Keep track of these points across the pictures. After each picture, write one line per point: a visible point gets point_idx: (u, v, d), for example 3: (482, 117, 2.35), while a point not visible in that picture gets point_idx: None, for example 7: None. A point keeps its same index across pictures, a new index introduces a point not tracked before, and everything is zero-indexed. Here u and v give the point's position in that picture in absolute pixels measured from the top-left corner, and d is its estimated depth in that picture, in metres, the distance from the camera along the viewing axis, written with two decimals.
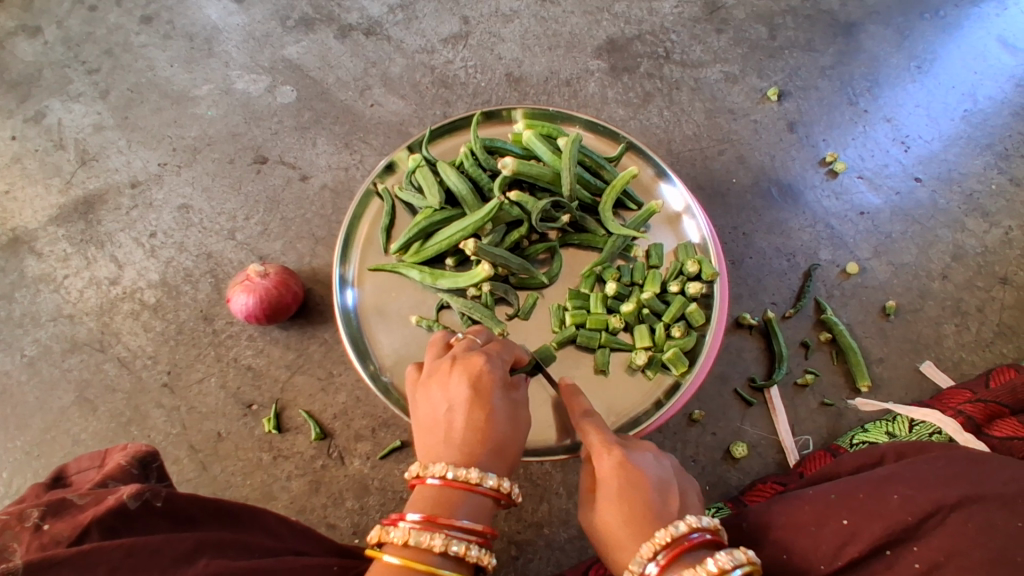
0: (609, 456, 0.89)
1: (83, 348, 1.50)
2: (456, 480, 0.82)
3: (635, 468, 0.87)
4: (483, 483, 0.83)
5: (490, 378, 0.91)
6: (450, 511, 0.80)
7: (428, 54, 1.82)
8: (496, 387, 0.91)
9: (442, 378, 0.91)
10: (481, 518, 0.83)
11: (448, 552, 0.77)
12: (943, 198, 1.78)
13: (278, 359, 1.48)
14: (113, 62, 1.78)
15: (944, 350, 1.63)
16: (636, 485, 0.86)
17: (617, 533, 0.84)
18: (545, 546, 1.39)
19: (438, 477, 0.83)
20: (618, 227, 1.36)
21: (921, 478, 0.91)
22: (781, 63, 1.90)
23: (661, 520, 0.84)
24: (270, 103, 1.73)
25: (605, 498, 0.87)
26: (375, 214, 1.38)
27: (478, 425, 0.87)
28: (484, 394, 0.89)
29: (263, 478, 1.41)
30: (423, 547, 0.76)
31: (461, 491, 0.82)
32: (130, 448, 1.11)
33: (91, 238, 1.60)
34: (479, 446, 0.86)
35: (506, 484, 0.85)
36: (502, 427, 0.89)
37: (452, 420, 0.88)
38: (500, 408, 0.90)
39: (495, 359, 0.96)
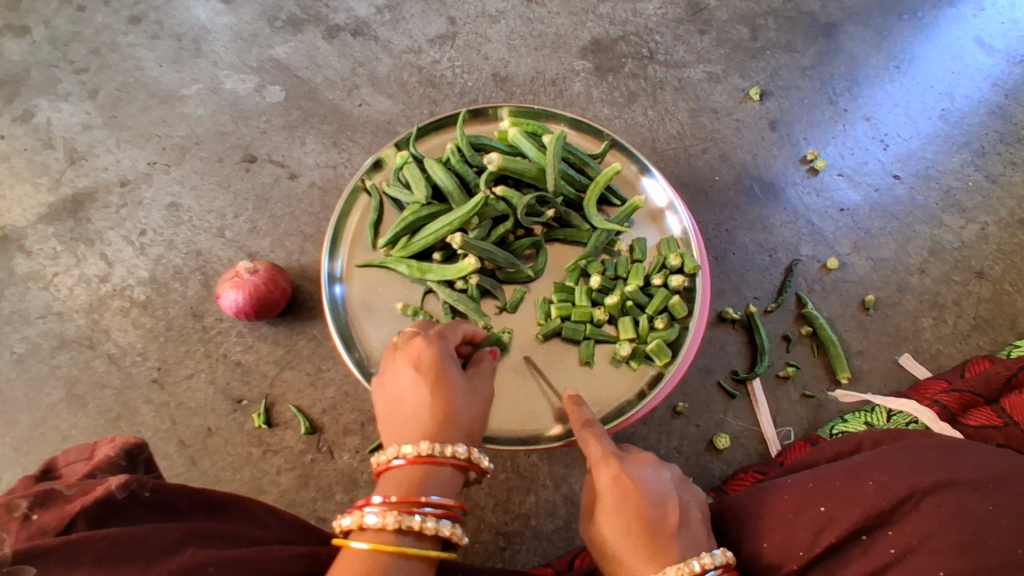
0: (606, 468, 0.93)
1: (72, 345, 1.51)
2: (418, 455, 0.86)
3: (631, 482, 0.91)
4: (439, 452, 0.87)
5: (432, 356, 0.94)
6: (411, 489, 0.84)
7: (415, 54, 1.84)
8: (441, 363, 0.94)
9: (393, 368, 0.96)
10: (445, 492, 0.86)
11: (406, 528, 0.79)
12: (921, 195, 1.82)
13: (267, 355, 1.49)
14: (101, 62, 1.79)
15: (922, 342, 1.66)
16: (632, 498, 0.90)
17: (618, 545, 0.88)
18: (532, 537, 1.41)
19: (403, 457, 0.86)
20: (602, 222, 1.39)
21: (896, 464, 0.93)
22: (763, 63, 1.94)
23: (658, 532, 0.87)
24: (258, 102, 1.75)
25: (604, 511, 0.91)
26: (364, 209, 1.40)
27: (427, 402, 0.91)
28: (429, 372, 0.93)
29: (252, 472, 1.42)
30: (382, 527, 0.79)
31: (422, 465, 0.86)
32: (118, 440, 1.12)
33: (80, 237, 1.61)
34: (436, 420, 0.90)
35: (462, 448, 0.88)
36: (454, 399, 0.92)
37: (405, 404, 0.92)
38: (448, 384, 0.93)
39: (437, 337, 0.97)
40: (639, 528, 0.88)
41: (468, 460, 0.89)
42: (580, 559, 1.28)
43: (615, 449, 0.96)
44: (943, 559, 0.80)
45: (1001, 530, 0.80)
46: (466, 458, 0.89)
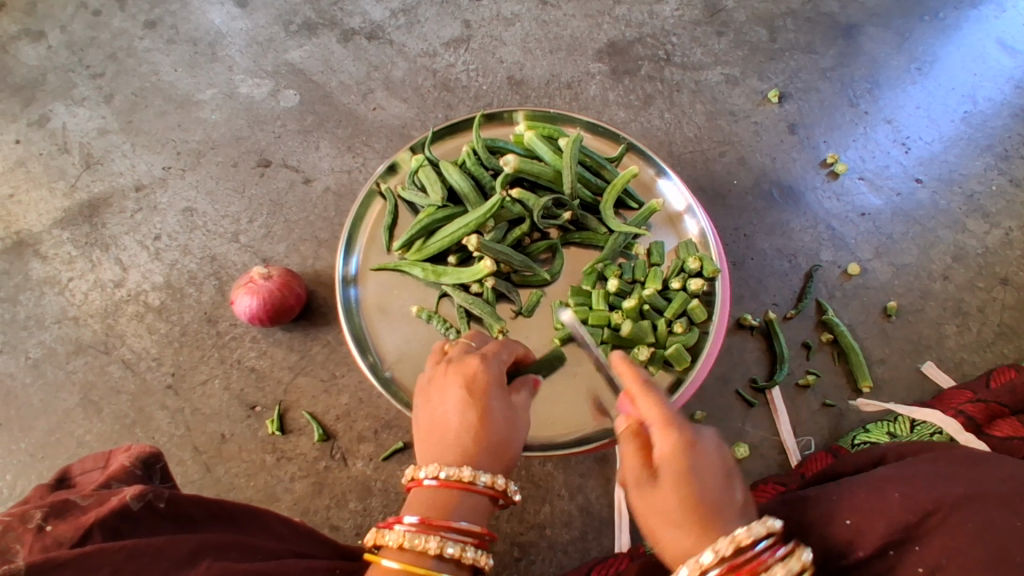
0: (674, 431, 0.81)
1: (88, 350, 1.51)
2: (451, 480, 0.85)
3: (699, 448, 0.80)
4: (477, 480, 0.85)
5: (484, 378, 0.94)
6: (448, 512, 0.83)
7: (429, 58, 1.83)
8: (491, 386, 0.94)
9: (440, 383, 0.95)
10: (478, 516, 0.86)
11: (443, 556, 0.79)
12: (944, 199, 1.79)
13: (281, 361, 1.48)
14: (118, 67, 1.80)
15: (945, 351, 1.63)
16: (703, 471, 0.78)
17: (669, 513, 0.77)
18: (548, 547, 1.39)
19: (436, 478, 0.85)
20: (620, 225, 1.36)
21: (922, 476, 0.92)
22: (781, 65, 1.91)
23: (725, 509, 0.77)
24: (273, 106, 1.74)
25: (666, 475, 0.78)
26: (378, 213, 1.39)
27: (470, 424, 0.90)
28: (479, 393, 0.93)
29: (266, 479, 1.41)
30: (419, 551, 0.79)
31: (456, 490, 0.85)
32: (134, 449, 1.11)
33: (96, 241, 1.61)
34: (474, 445, 0.89)
35: (500, 480, 0.87)
36: (498, 424, 0.92)
37: (447, 422, 0.91)
38: (495, 408, 0.92)
39: (491, 358, 0.98)
40: (707, 499, 0.77)
41: (501, 490, 0.87)
42: (598, 567, 1.23)
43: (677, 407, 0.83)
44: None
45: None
46: (503, 490, 0.88)
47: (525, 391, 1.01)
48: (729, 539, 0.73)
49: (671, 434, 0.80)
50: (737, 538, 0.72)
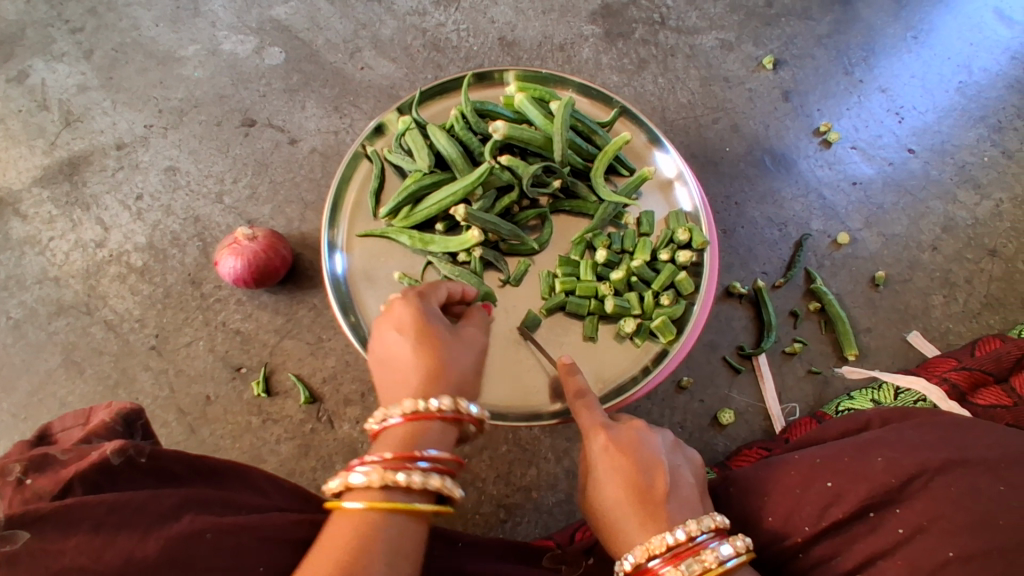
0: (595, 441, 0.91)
1: (70, 311, 1.49)
2: (411, 413, 0.85)
3: (620, 449, 0.89)
4: (427, 407, 0.86)
5: (412, 314, 0.94)
6: (408, 446, 0.83)
7: (419, 17, 1.78)
8: (422, 319, 0.94)
9: (377, 332, 0.96)
10: (441, 447, 0.86)
11: (403, 484, 0.78)
12: (936, 169, 1.78)
13: (266, 324, 1.47)
14: (97, 21, 1.73)
15: (931, 320, 1.64)
16: (625, 472, 0.87)
17: (607, 516, 0.87)
18: (534, 509, 1.40)
19: (399, 415, 0.86)
20: (610, 194, 1.35)
21: (906, 442, 0.93)
22: (778, 31, 1.88)
23: (653, 500, 0.85)
24: (257, 64, 1.70)
25: (597, 480, 0.89)
26: (364, 176, 1.36)
27: (412, 358, 0.90)
28: (410, 329, 0.93)
29: (252, 441, 1.41)
30: (372, 485, 0.78)
31: (420, 421, 0.86)
32: (114, 406, 1.09)
33: (76, 201, 1.57)
34: (421, 380, 0.89)
35: (451, 401, 0.87)
36: (439, 355, 0.91)
37: (392, 366, 0.92)
38: (431, 338, 0.92)
39: (420, 298, 0.97)
40: (626, 493, 0.86)
41: (458, 413, 0.87)
42: (581, 533, 1.27)
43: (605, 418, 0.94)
44: (952, 539, 0.81)
45: (1012, 509, 0.81)
46: (462, 412, 0.88)
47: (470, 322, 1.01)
48: (644, 547, 0.82)
49: (592, 440, 0.91)
50: (655, 546, 0.81)
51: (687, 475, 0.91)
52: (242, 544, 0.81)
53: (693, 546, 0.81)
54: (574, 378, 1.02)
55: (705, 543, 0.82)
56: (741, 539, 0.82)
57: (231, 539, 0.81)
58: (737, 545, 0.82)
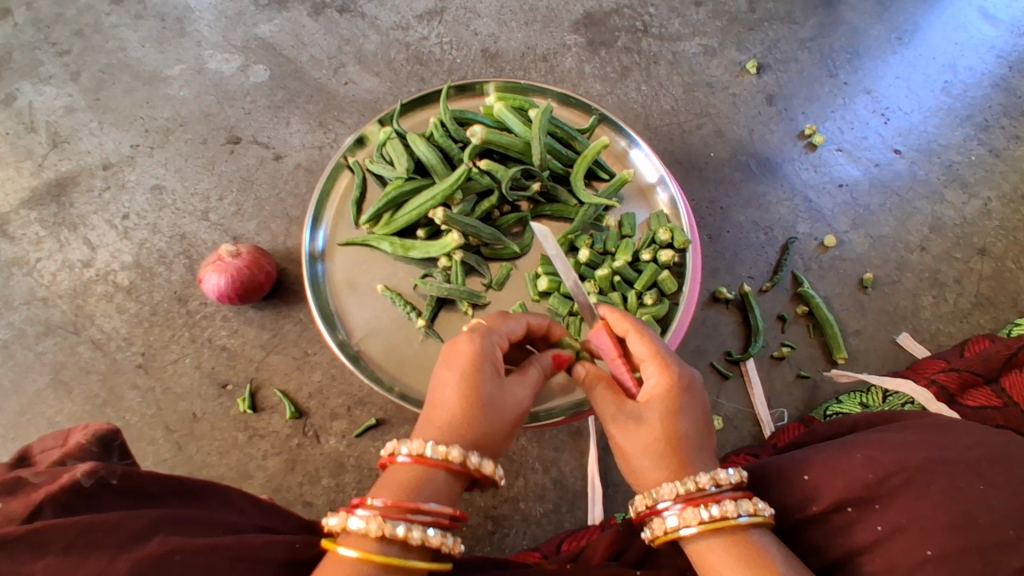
0: (670, 370, 0.85)
1: (57, 331, 1.49)
2: (420, 457, 0.80)
3: (686, 394, 0.84)
4: (450, 459, 0.80)
5: (474, 350, 0.87)
6: (409, 492, 0.78)
7: (403, 31, 1.80)
8: (481, 360, 0.86)
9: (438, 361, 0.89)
10: (446, 496, 0.81)
11: (391, 538, 0.74)
12: (923, 169, 1.78)
13: (252, 339, 1.47)
14: (84, 43, 1.76)
15: (921, 321, 1.63)
16: (685, 416, 0.83)
17: (650, 453, 0.82)
18: (521, 520, 1.40)
19: (408, 454, 0.80)
20: (590, 197, 1.35)
21: (887, 440, 0.91)
22: (761, 36, 1.88)
23: (695, 452, 0.82)
24: (242, 82, 1.71)
25: (651, 416, 0.84)
26: (347, 187, 1.37)
27: (456, 401, 0.84)
28: (468, 366, 0.86)
29: (238, 458, 1.41)
30: (364, 534, 0.74)
31: (422, 467, 0.81)
32: (92, 427, 1.08)
33: (64, 222, 1.58)
34: (460, 424, 0.83)
35: (457, 450, 0.80)
36: (486, 400, 0.85)
37: (437, 397, 0.86)
38: (484, 384, 0.85)
39: (483, 332, 0.90)
40: (666, 437, 0.82)
41: (467, 466, 0.81)
42: (567, 543, 1.27)
43: (669, 350, 0.89)
44: (932, 537, 0.80)
45: (992, 509, 0.81)
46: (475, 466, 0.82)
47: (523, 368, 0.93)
48: (673, 484, 0.79)
49: (656, 376, 0.85)
50: (675, 488, 0.79)
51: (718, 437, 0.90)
52: (212, 564, 0.78)
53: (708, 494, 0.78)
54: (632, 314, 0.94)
55: (722, 495, 0.78)
56: (759, 499, 0.78)
57: (201, 559, 0.78)
58: (755, 505, 0.78)
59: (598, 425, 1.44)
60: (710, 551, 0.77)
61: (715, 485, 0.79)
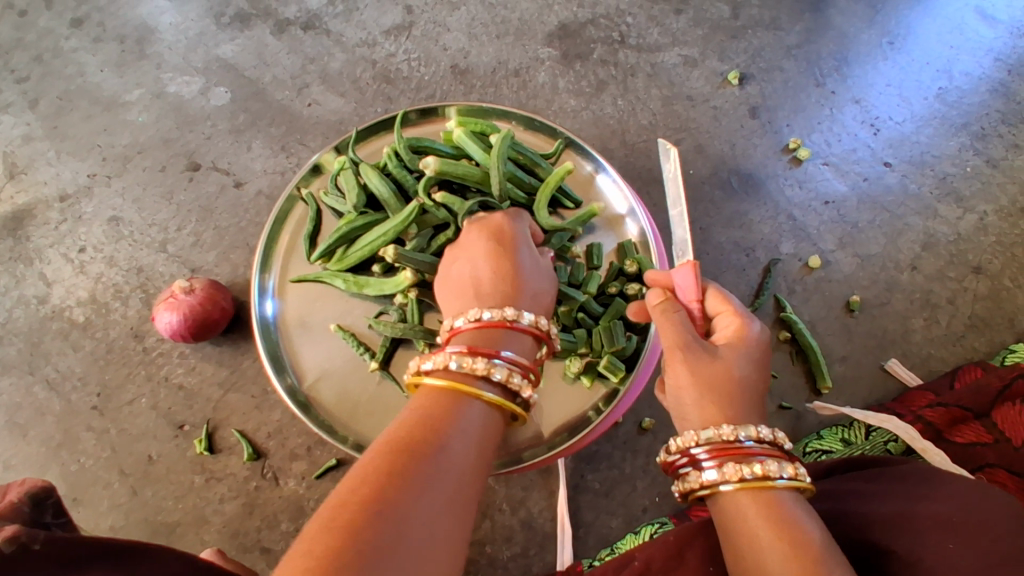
0: (752, 328, 0.93)
1: (12, 370, 1.45)
2: (493, 320, 0.91)
3: (758, 349, 0.92)
4: (519, 320, 0.93)
5: (509, 236, 1.10)
6: (487, 344, 0.89)
7: (369, 47, 1.74)
8: (516, 241, 1.09)
9: (469, 250, 1.09)
10: (519, 355, 0.92)
11: (481, 374, 0.82)
12: (914, 182, 1.69)
13: (210, 377, 1.42)
14: (42, 69, 1.71)
15: (911, 346, 1.55)
16: (754, 366, 0.91)
17: (717, 389, 0.87)
18: (489, 564, 1.34)
19: (474, 320, 0.92)
20: (551, 223, 1.27)
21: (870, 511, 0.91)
22: (744, 44, 1.80)
23: (750, 398, 0.89)
24: (203, 106, 1.66)
25: (728, 357, 0.90)
26: (300, 219, 1.32)
27: (502, 273, 1.02)
28: (506, 247, 1.08)
29: (195, 502, 1.36)
30: (465, 371, 0.82)
31: (499, 329, 0.92)
32: (28, 482, 1.04)
33: (19, 256, 1.54)
34: (511, 286, 1.00)
35: (517, 311, 0.93)
36: (524, 269, 1.04)
37: (480, 275, 1.03)
38: (521, 258, 1.06)
39: (513, 219, 1.15)
40: (736, 380, 0.88)
41: (537, 328, 0.94)
42: None
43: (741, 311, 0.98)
44: None
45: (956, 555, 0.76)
46: (539, 327, 0.95)
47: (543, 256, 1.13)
48: (716, 429, 0.84)
49: (736, 327, 0.93)
50: (725, 432, 0.84)
51: None
52: None
53: (742, 448, 0.82)
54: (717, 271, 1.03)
55: (759, 452, 0.82)
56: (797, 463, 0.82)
57: None
58: (794, 469, 0.82)
59: (568, 463, 1.39)
60: (741, 507, 0.80)
61: (754, 441, 0.83)
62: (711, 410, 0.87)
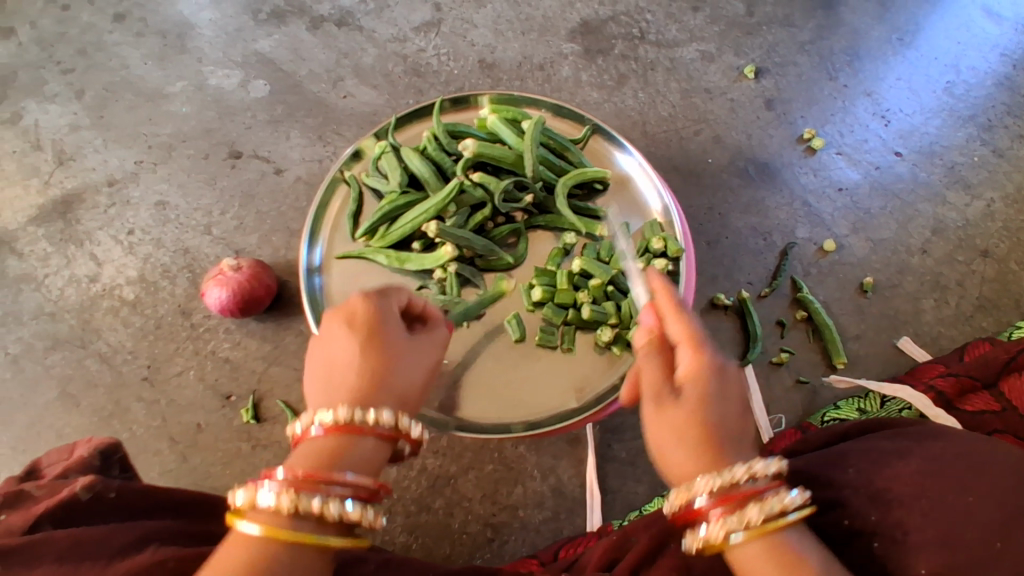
0: (706, 354, 0.80)
1: (65, 345, 1.53)
2: (337, 423, 0.79)
3: (731, 374, 0.80)
4: (369, 421, 0.80)
5: (369, 313, 0.89)
6: (328, 464, 0.78)
7: (400, 43, 1.82)
8: (375, 320, 0.89)
9: (324, 328, 0.90)
10: (366, 469, 0.80)
11: (307, 514, 0.73)
12: (924, 171, 1.76)
13: (254, 351, 1.49)
14: (88, 62, 1.79)
15: (922, 325, 1.62)
16: (731, 406, 0.78)
17: (689, 442, 0.76)
18: (521, 528, 1.41)
19: (318, 425, 0.80)
20: (564, 206, 1.36)
21: (881, 463, 0.95)
22: (759, 40, 1.88)
23: (739, 445, 0.78)
24: (243, 97, 1.74)
25: (693, 399, 0.77)
26: (342, 201, 1.39)
27: (356, 360, 0.86)
28: (362, 327, 0.87)
29: (241, 468, 1.43)
30: (276, 510, 0.72)
31: (346, 434, 0.80)
32: (95, 440, 1.09)
33: (70, 237, 1.62)
34: (365, 384, 0.84)
35: (354, 411, 0.80)
36: (389, 351, 0.87)
37: (335, 359, 0.86)
38: (387, 343, 0.88)
39: (377, 291, 0.93)
40: (716, 427, 0.77)
41: (395, 429, 0.82)
42: (565, 549, 1.28)
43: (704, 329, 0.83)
44: (926, 552, 0.82)
45: (979, 514, 0.83)
46: (400, 427, 0.83)
47: (437, 332, 0.95)
48: (727, 474, 0.74)
49: (689, 359, 0.80)
50: (736, 473, 0.74)
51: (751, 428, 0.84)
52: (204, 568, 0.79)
53: (745, 491, 0.74)
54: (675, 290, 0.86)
55: (761, 490, 0.74)
56: (796, 490, 0.75)
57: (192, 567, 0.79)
58: (794, 496, 0.75)
59: (596, 433, 1.45)
60: (750, 558, 0.74)
61: (756, 479, 0.75)
62: (691, 465, 0.76)
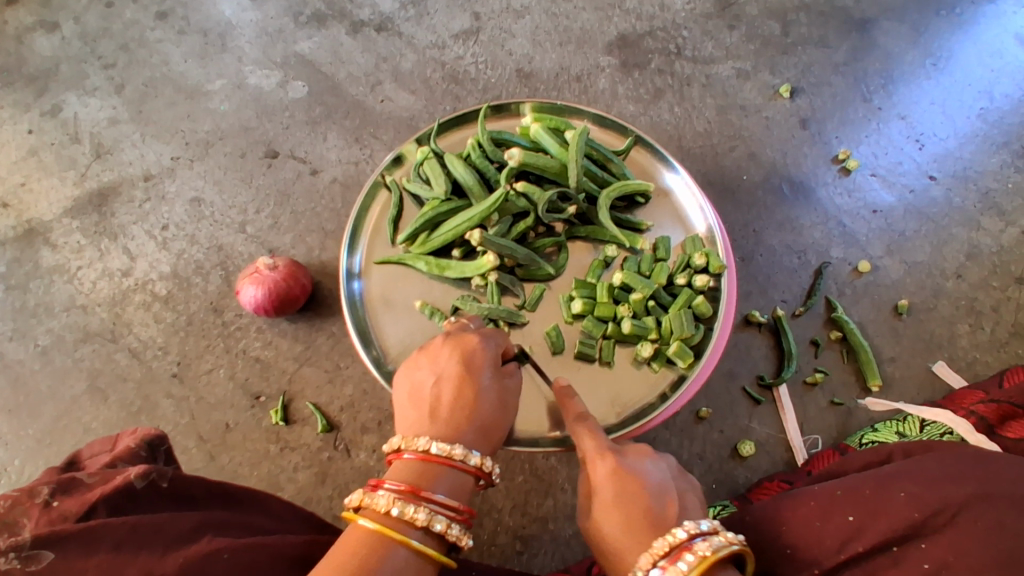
0: (605, 461, 0.89)
1: (95, 338, 1.52)
2: (439, 455, 0.84)
3: (629, 471, 0.87)
4: (464, 459, 0.85)
5: (481, 357, 0.95)
6: (425, 484, 0.82)
7: (439, 50, 1.82)
8: (485, 364, 0.94)
9: (433, 354, 0.95)
10: (456, 494, 0.85)
11: (426, 526, 0.78)
12: (958, 196, 1.76)
13: (285, 352, 1.48)
14: (129, 57, 1.80)
15: (957, 350, 1.61)
16: (639, 494, 0.85)
17: (615, 542, 0.84)
18: (550, 541, 1.38)
19: (415, 451, 0.85)
20: (607, 220, 1.35)
21: (927, 475, 0.91)
22: (794, 59, 1.88)
23: (664, 525, 0.83)
24: (282, 97, 1.74)
25: (601, 502, 0.86)
26: (383, 205, 1.38)
27: (460, 396, 0.91)
28: (473, 369, 0.93)
29: (269, 469, 1.41)
30: (406, 519, 0.77)
31: (441, 466, 0.85)
32: (140, 432, 1.09)
33: (104, 230, 1.61)
34: (463, 421, 0.89)
35: (460, 449, 0.85)
36: (487, 396, 0.92)
37: (438, 393, 0.91)
38: (488, 387, 0.93)
39: (489, 335, 0.99)
40: (633, 522, 0.83)
41: (480, 469, 0.87)
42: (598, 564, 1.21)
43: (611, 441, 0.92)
44: None
45: None
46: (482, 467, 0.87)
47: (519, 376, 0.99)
48: (649, 551, 0.80)
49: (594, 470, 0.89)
50: (656, 550, 0.79)
51: (695, 499, 0.90)
52: (256, 561, 0.79)
53: (683, 547, 0.79)
54: (576, 407, 0.99)
55: (697, 540, 0.79)
56: (730, 535, 0.80)
57: (248, 557, 0.79)
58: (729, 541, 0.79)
59: None
60: None
61: (692, 534, 0.80)
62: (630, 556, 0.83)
